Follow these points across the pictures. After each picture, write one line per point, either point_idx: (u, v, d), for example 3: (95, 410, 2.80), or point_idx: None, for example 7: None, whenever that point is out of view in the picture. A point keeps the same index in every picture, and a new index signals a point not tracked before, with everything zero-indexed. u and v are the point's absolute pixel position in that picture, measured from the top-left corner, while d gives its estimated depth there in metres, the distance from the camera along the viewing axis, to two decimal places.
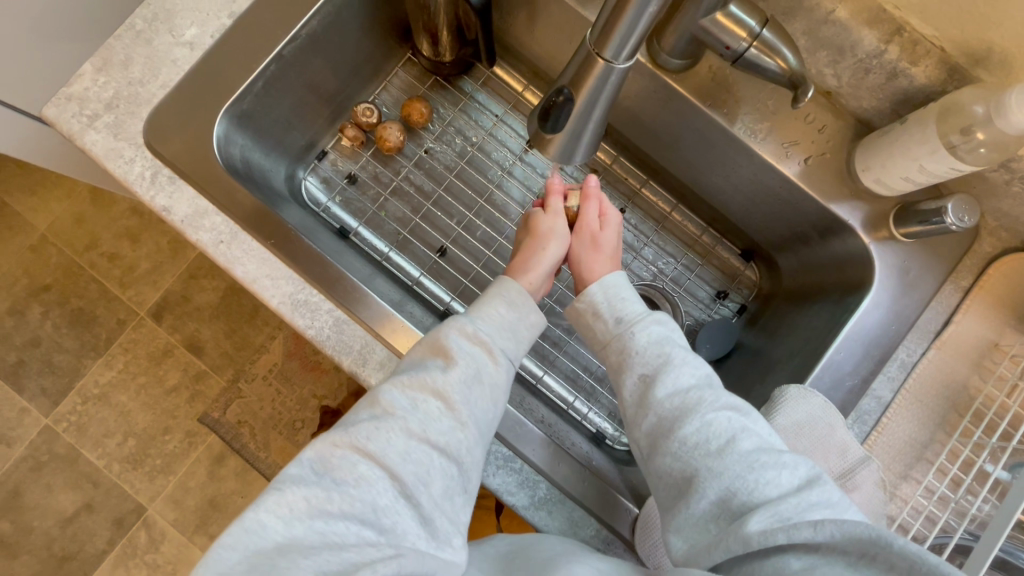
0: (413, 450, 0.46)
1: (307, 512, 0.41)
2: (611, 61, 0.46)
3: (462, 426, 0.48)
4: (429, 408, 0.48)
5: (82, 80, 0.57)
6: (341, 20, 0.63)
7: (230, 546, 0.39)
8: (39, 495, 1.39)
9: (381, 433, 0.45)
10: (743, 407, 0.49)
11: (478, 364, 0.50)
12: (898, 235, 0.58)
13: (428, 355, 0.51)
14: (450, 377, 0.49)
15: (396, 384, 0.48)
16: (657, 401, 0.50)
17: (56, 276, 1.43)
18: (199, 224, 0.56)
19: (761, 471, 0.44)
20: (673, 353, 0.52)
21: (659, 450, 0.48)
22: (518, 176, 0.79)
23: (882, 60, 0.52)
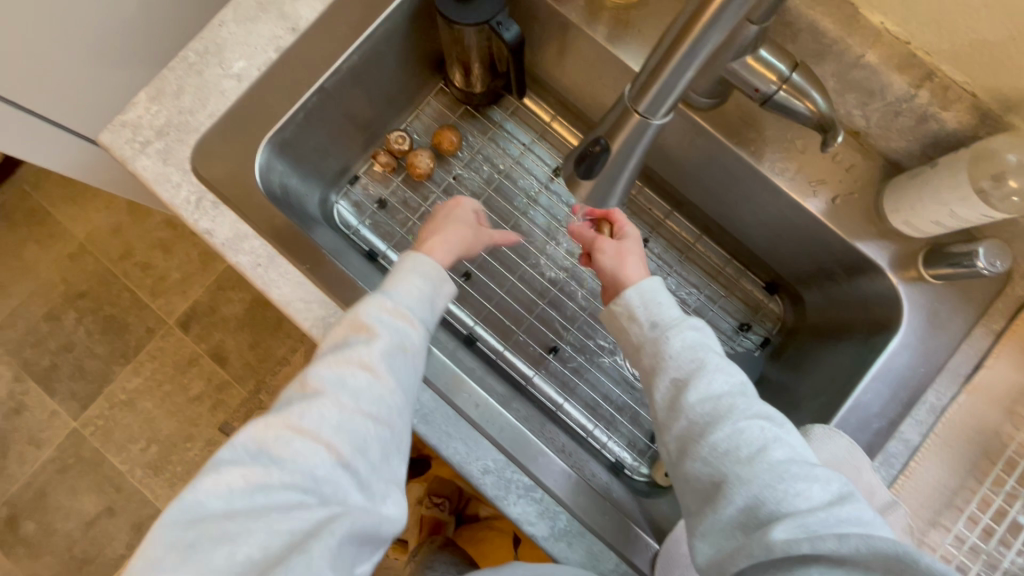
0: (345, 422, 0.47)
1: (246, 488, 0.43)
2: (646, 118, 0.48)
3: (391, 392, 0.50)
4: (358, 380, 0.49)
5: (137, 108, 0.60)
6: (380, 54, 0.66)
7: (177, 525, 0.41)
8: (63, 497, 1.42)
9: (312, 411, 0.47)
10: (776, 417, 0.50)
11: (400, 333, 0.52)
12: (928, 276, 0.57)
13: (351, 332, 0.52)
14: (374, 348, 0.50)
15: (324, 363, 0.50)
16: (689, 405, 0.51)
17: (91, 284, 1.48)
18: (239, 247, 0.59)
19: (790, 482, 0.45)
20: (707, 359, 0.53)
21: (688, 455, 0.49)
22: (544, 204, 0.80)
23: (912, 104, 0.52)
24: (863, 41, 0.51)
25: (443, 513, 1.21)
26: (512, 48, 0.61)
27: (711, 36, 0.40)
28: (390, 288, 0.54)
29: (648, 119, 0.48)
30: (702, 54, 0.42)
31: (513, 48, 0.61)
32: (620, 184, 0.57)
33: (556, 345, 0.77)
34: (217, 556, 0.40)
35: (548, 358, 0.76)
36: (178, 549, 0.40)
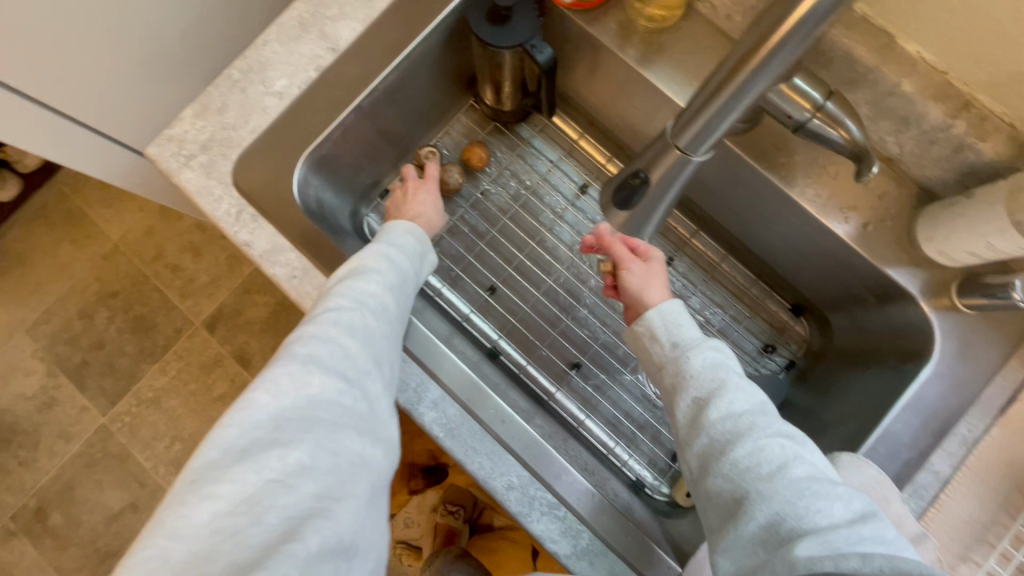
0: (369, 336, 0.54)
1: (293, 388, 0.47)
2: (688, 152, 0.50)
3: (392, 325, 0.57)
4: (376, 302, 0.56)
5: (183, 123, 0.63)
6: (415, 73, 0.68)
7: (232, 426, 0.43)
8: (90, 490, 1.46)
9: (339, 325, 0.52)
10: (797, 435, 0.49)
11: (403, 271, 0.61)
12: (961, 306, 0.57)
13: (358, 270, 0.57)
14: (383, 282, 0.57)
15: (332, 300, 0.54)
16: (709, 422, 0.50)
17: (123, 284, 1.53)
18: (275, 259, 0.60)
19: (812, 500, 0.44)
20: (727, 378, 0.52)
21: (709, 472, 0.49)
22: (570, 220, 0.81)
23: (948, 133, 0.51)
24: (899, 69, 0.51)
25: (457, 522, 1.21)
26: (545, 69, 0.63)
27: (758, 83, 0.41)
28: (386, 238, 0.63)
29: (690, 154, 0.51)
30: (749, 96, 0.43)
31: (546, 69, 0.63)
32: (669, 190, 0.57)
33: (579, 361, 0.77)
34: (270, 459, 0.42)
35: (571, 374, 0.77)
36: (233, 445, 0.42)
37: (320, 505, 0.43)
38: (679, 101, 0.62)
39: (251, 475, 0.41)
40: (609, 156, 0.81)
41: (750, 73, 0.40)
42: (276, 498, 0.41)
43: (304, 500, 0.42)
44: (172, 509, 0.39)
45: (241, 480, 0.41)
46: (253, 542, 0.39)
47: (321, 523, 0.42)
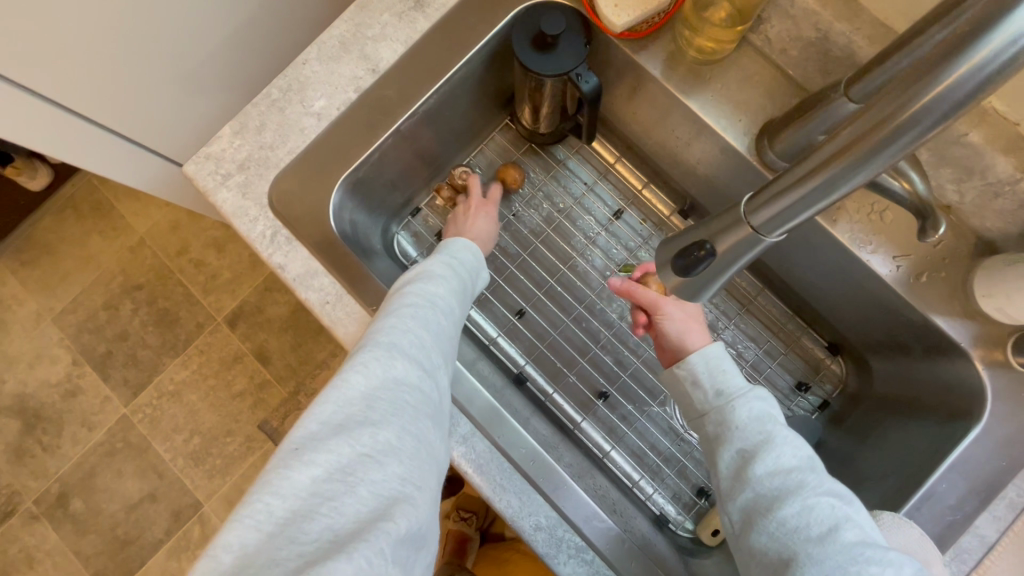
0: (441, 332, 0.55)
1: (380, 371, 0.48)
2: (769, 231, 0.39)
3: (456, 328, 0.58)
4: (446, 301, 0.57)
5: (220, 141, 0.62)
6: (454, 96, 0.67)
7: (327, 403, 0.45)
8: (110, 479, 1.49)
9: (417, 316, 0.53)
10: (847, 495, 0.48)
11: (465, 277, 0.62)
12: (1015, 363, 0.54)
13: (425, 274, 0.59)
14: (447, 288, 0.58)
15: (406, 297, 0.55)
16: (755, 477, 0.50)
17: (148, 277, 1.54)
18: (309, 284, 0.60)
19: (865, 566, 0.42)
20: (775, 431, 0.52)
21: (752, 527, 0.48)
22: (603, 245, 0.79)
23: (1015, 187, 0.49)
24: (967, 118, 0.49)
25: (469, 528, 1.22)
26: (589, 98, 0.61)
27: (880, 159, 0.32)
28: (448, 246, 0.64)
29: (762, 233, 0.40)
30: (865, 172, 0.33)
31: (590, 98, 0.61)
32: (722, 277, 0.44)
33: (607, 391, 0.76)
34: (363, 436, 0.43)
35: (597, 403, 0.75)
36: (328, 420, 0.44)
37: (405, 488, 0.43)
38: (727, 137, 0.59)
39: (346, 447, 0.42)
40: (646, 182, 0.79)
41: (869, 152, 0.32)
42: (368, 472, 0.42)
43: (392, 480, 0.43)
44: (276, 470, 0.40)
45: (337, 452, 0.42)
46: (347, 512, 0.39)
47: (405, 505, 0.42)
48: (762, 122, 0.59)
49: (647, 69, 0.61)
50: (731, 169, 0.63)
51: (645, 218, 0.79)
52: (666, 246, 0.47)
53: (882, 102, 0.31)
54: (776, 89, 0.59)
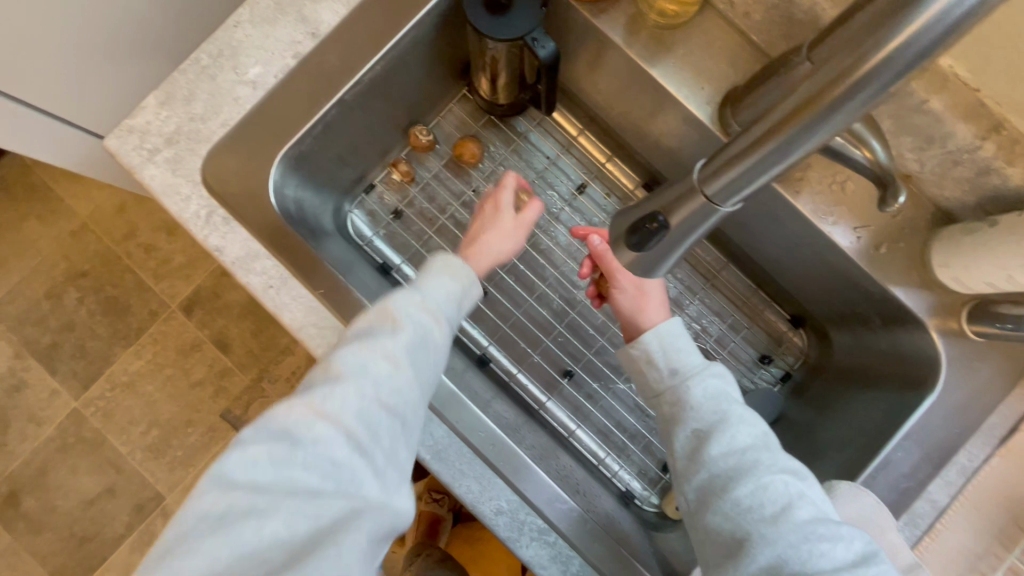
0: (366, 408, 0.47)
1: (269, 461, 0.44)
2: (716, 200, 0.39)
3: (411, 386, 0.50)
4: (381, 368, 0.49)
5: (145, 113, 0.57)
6: (404, 63, 0.62)
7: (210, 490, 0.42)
8: (64, 475, 1.39)
9: (335, 395, 0.47)
10: (800, 472, 0.49)
11: (423, 329, 0.52)
12: (969, 332, 0.54)
13: (377, 321, 0.51)
14: (397, 341, 0.50)
15: (348, 349, 0.49)
16: (710, 458, 0.49)
17: (93, 263, 1.43)
18: (250, 267, 0.56)
19: (816, 542, 0.44)
20: (729, 411, 0.51)
21: (707, 508, 0.48)
22: (567, 222, 0.76)
23: (974, 156, 0.49)
24: (928, 85, 0.48)
25: (441, 509, 1.20)
26: (547, 65, 0.57)
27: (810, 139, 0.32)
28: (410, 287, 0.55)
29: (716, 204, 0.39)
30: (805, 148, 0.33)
31: (548, 65, 0.58)
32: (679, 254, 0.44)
33: (572, 370, 0.74)
34: (242, 533, 0.41)
35: (562, 382, 0.74)
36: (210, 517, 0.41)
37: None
38: (689, 106, 0.57)
39: (223, 548, 0.40)
40: (609, 155, 0.76)
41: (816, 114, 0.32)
42: None
43: None
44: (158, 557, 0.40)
45: (213, 552, 0.40)
46: None
47: None
48: (726, 90, 0.57)
49: (606, 34, 0.58)
50: (694, 140, 0.61)
51: (609, 192, 0.77)
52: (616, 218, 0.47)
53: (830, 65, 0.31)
54: (739, 57, 0.57)
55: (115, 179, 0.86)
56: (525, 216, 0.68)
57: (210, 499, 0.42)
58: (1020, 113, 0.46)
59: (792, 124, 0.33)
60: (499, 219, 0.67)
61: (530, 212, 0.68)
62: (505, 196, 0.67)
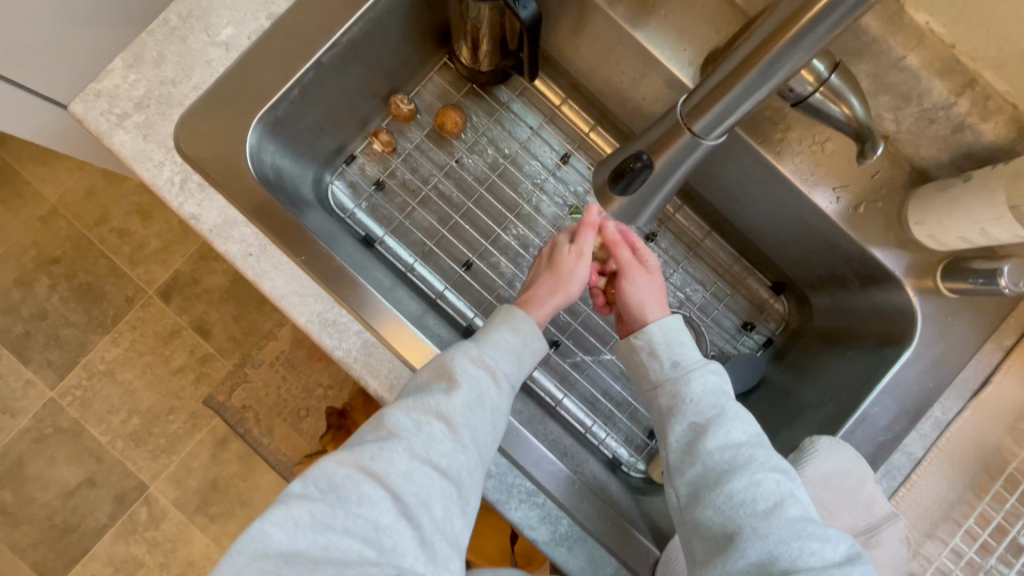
0: (415, 472, 0.46)
1: (311, 524, 0.43)
2: (699, 135, 0.47)
3: (465, 448, 0.49)
4: (433, 430, 0.48)
5: (112, 76, 0.55)
6: (383, 26, 0.61)
7: (240, 552, 0.41)
8: (41, 467, 1.31)
9: (384, 454, 0.46)
10: (790, 470, 0.49)
11: (482, 388, 0.51)
12: (943, 289, 0.56)
13: (434, 378, 0.51)
14: (452, 401, 0.49)
15: (402, 407, 0.49)
16: (705, 451, 0.49)
17: (65, 249, 1.32)
18: (228, 235, 0.55)
19: (807, 541, 0.44)
20: (727, 406, 0.51)
21: (700, 500, 0.47)
22: (551, 192, 0.76)
23: (949, 112, 0.50)
24: (905, 41, 0.48)
25: None
26: (529, 27, 0.56)
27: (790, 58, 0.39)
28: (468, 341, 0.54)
29: (700, 138, 0.48)
30: (777, 77, 0.41)
31: (529, 27, 0.56)
32: (659, 195, 0.55)
33: (558, 340, 0.75)
34: None
35: (549, 352, 0.74)
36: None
37: None
38: (671, 68, 0.57)
39: None
40: (593, 125, 0.76)
41: (792, 40, 0.38)
42: None
43: None
44: None
45: None
46: None
47: None
48: (708, 51, 0.56)
49: None
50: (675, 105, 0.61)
51: (593, 161, 0.76)
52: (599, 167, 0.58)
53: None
54: (721, 17, 0.56)
55: (75, 149, 0.82)
56: (580, 249, 0.59)
57: (243, 559, 0.40)
58: (992, 68, 0.47)
59: (772, 49, 0.39)
60: (560, 256, 0.60)
61: (587, 242, 0.59)
62: (589, 236, 0.59)
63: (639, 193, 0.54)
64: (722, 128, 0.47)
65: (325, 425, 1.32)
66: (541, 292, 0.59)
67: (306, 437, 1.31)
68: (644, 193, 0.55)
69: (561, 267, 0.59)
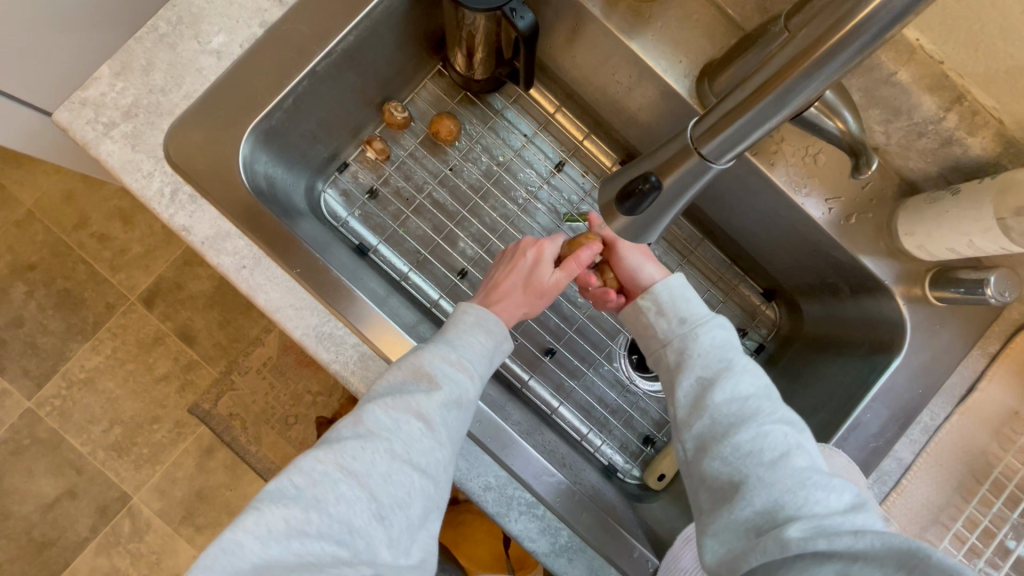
0: (395, 472, 0.46)
1: (285, 532, 0.41)
2: (708, 158, 0.46)
3: (442, 445, 0.49)
4: (412, 429, 0.47)
5: (99, 84, 0.54)
6: (377, 35, 0.60)
7: (208, 568, 0.39)
8: (18, 480, 1.27)
9: (366, 453, 0.45)
10: (800, 424, 0.47)
11: (459, 388, 0.51)
12: (931, 298, 0.58)
13: (411, 378, 0.50)
14: (432, 401, 0.49)
15: (380, 404, 0.48)
16: (714, 404, 0.48)
17: (42, 255, 1.28)
18: (221, 247, 0.54)
19: (812, 489, 0.41)
20: (735, 359, 0.51)
21: (708, 453, 0.46)
22: (546, 200, 0.76)
23: (938, 127, 0.51)
24: (896, 57, 0.49)
25: None
26: (526, 37, 0.56)
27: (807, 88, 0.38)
28: (444, 339, 0.54)
29: (709, 162, 0.46)
30: (793, 103, 0.40)
31: (526, 37, 0.56)
32: (663, 219, 0.53)
33: (553, 347, 0.75)
34: None
35: (544, 360, 0.74)
36: None
37: None
38: (667, 80, 0.57)
39: None
40: (587, 133, 0.76)
41: (798, 71, 0.38)
42: None
43: None
44: None
45: None
46: None
47: None
48: (703, 63, 0.57)
49: (584, 7, 0.57)
50: (670, 115, 0.61)
51: (587, 169, 0.77)
52: (606, 186, 0.56)
53: (807, 30, 0.38)
54: (716, 29, 0.57)
55: (59, 157, 0.80)
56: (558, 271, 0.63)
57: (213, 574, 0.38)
58: (979, 85, 0.48)
59: (788, 78, 0.39)
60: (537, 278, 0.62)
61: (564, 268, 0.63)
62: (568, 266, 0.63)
63: (643, 216, 0.52)
64: (732, 153, 0.45)
65: (313, 432, 1.30)
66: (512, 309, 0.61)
67: (294, 445, 1.29)
68: (651, 215, 0.52)
69: (537, 284, 0.62)
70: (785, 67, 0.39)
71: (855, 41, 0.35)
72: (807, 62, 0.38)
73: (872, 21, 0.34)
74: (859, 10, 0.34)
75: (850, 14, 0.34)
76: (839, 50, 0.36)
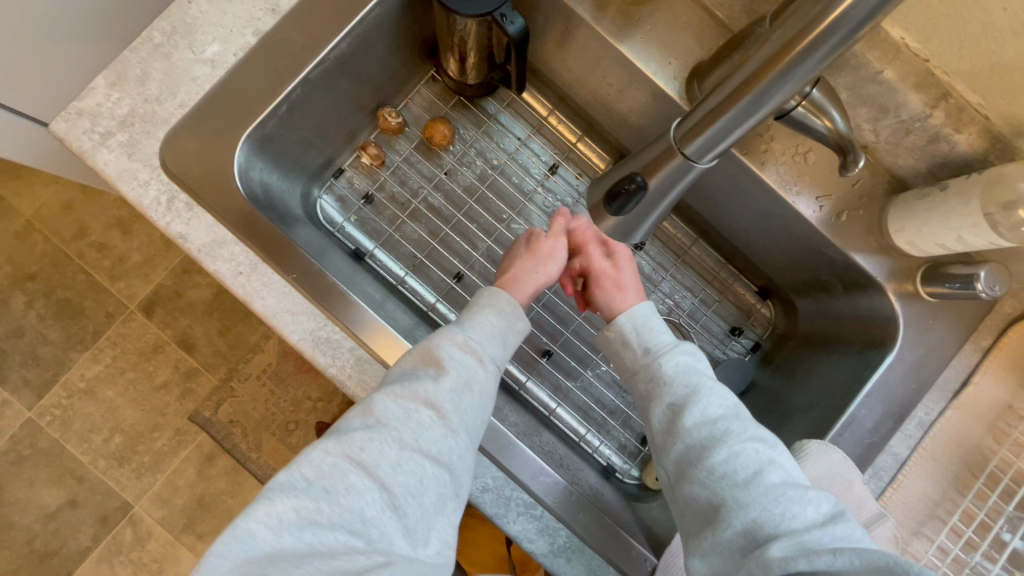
0: (404, 461, 0.46)
1: (296, 522, 0.41)
2: (693, 157, 0.47)
3: (455, 434, 0.49)
4: (422, 417, 0.48)
5: (95, 94, 0.55)
6: (369, 41, 0.61)
7: (222, 555, 0.39)
8: (19, 489, 1.27)
9: (374, 444, 0.46)
10: (770, 439, 0.48)
11: (468, 372, 0.51)
12: (923, 293, 0.58)
13: (421, 365, 0.51)
14: (441, 386, 0.49)
15: (388, 393, 0.48)
16: (685, 429, 0.48)
17: (42, 265, 1.29)
18: (217, 254, 0.55)
19: (788, 504, 0.42)
20: (701, 383, 0.50)
21: (686, 477, 0.47)
22: (540, 202, 0.76)
23: (926, 123, 0.51)
24: (882, 55, 0.50)
25: None
26: (517, 41, 0.56)
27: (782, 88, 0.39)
28: (454, 323, 0.54)
29: (693, 160, 0.47)
30: (769, 103, 0.41)
31: (516, 42, 0.56)
32: (653, 214, 0.53)
33: (549, 349, 0.75)
34: None
35: (541, 361, 0.74)
36: None
37: None
38: (657, 81, 0.58)
39: None
40: (580, 135, 0.77)
41: (774, 74, 0.39)
42: None
43: None
44: None
45: None
46: None
47: None
48: (693, 65, 0.58)
49: (574, 10, 0.58)
50: (662, 116, 0.62)
51: (581, 172, 0.77)
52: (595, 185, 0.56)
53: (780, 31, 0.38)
54: (705, 31, 0.57)
55: (58, 166, 0.80)
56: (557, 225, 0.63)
57: (225, 566, 0.39)
58: (964, 83, 0.49)
59: (762, 80, 0.40)
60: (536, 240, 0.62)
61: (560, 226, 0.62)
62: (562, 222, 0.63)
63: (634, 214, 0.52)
64: (717, 150, 0.46)
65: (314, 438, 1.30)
66: (520, 272, 0.61)
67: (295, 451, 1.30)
68: (641, 211, 0.53)
69: (539, 246, 0.62)
70: (760, 69, 0.40)
71: (833, 37, 0.36)
72: (781, 63, 0.38)
73: (844, 21, 0.35)
74: (829, 12, 0.35)
75: (821, 16, 0.35)
76: (818, 50, 0.37)
